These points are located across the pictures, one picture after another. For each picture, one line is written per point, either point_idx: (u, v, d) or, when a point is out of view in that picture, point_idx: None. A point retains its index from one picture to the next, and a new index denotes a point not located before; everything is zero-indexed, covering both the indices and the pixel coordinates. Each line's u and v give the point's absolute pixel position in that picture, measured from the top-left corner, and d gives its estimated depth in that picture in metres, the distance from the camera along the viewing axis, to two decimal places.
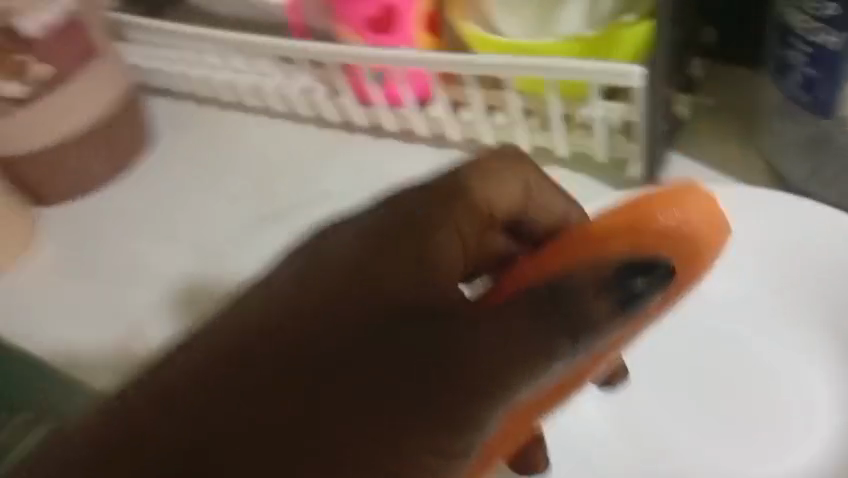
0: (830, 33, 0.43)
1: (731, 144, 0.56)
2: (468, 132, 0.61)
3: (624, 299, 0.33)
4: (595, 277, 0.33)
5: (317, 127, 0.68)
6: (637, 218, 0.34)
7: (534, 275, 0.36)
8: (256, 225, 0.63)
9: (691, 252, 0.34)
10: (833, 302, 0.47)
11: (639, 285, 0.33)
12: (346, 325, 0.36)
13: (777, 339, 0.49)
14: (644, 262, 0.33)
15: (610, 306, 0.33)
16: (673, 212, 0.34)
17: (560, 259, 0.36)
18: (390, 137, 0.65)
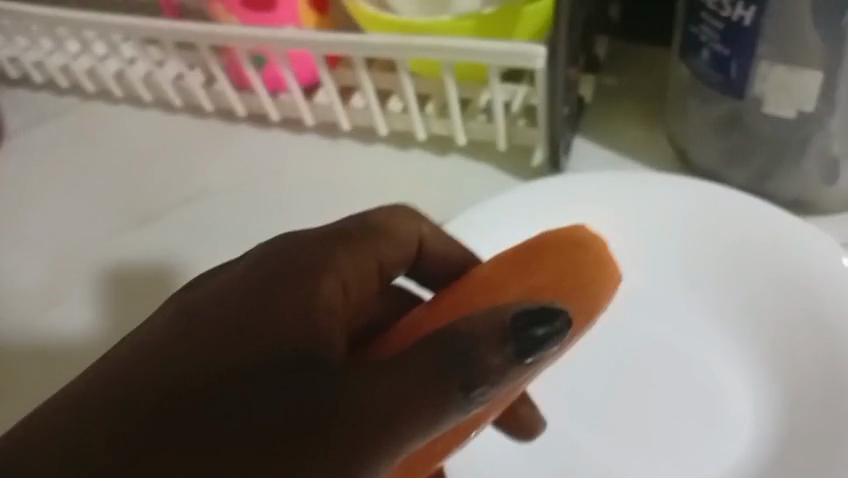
0: (744, 7, 0.40)
1: (635, 126, 0.53)
2: (362, 121, 0.55)
3: (528, 350, 0.26)
4: (488, 325, 0.26)
5: (193, 119, 0.60)
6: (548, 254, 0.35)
7: (427, 323, 0.33)
8: (127, 230, 0.56)
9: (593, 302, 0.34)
10: (756, 299, 0.43)
11: (540, 334, 0.26)
12: (179, 376, 0.29)
13: (701, 342, 0.44)
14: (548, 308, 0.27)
15: (506, 354, 0.26)
16: (583, 259, 0.35)
17: (459, 304, 0.34)
18: (275, 128, 0.58)
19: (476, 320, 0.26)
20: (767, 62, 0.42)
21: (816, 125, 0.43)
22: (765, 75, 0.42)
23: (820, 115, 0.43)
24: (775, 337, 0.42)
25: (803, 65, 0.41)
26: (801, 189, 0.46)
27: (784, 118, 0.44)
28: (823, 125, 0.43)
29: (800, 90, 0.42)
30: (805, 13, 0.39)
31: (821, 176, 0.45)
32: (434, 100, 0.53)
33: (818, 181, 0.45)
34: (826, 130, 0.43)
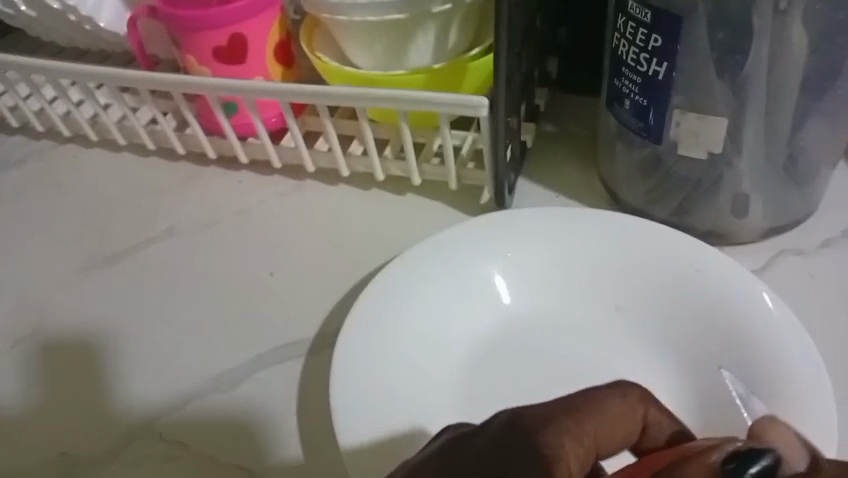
0: (658, 63, 0.46)
1: (570, 167, 0.59)
2: (326, 164, 0.60)
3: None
4: (701, 471, 0.25)
5: (164, 162, 0.64)
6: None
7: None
8: (93, 266, 0.57)
9: None
10: (663, 307, 0.47)
11: (754, 471, 0.25)
12: None
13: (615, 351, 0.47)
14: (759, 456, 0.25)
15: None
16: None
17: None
18: (243, 169, 0.63)
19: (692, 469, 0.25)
20: (679, 110, 0.47)
21: (724, 165, 0.49)
22: (677, 122, 0.48)
23: (727, 156, 0.49)
24: (679, 337, 0.46)
25: (710, 112, 0.47)
26: (715, 222, 0.52)
27: (696, 159, 0.49)
28: (730, 165, 0.49)
29: (709, 133, 0.47)
30: (709, 69, 0.45)
31: (732, 209, 0.51)
32: (389, 145, 0.58)
33: (730, 214, 0.51)
34: (733, 169, 0.49)
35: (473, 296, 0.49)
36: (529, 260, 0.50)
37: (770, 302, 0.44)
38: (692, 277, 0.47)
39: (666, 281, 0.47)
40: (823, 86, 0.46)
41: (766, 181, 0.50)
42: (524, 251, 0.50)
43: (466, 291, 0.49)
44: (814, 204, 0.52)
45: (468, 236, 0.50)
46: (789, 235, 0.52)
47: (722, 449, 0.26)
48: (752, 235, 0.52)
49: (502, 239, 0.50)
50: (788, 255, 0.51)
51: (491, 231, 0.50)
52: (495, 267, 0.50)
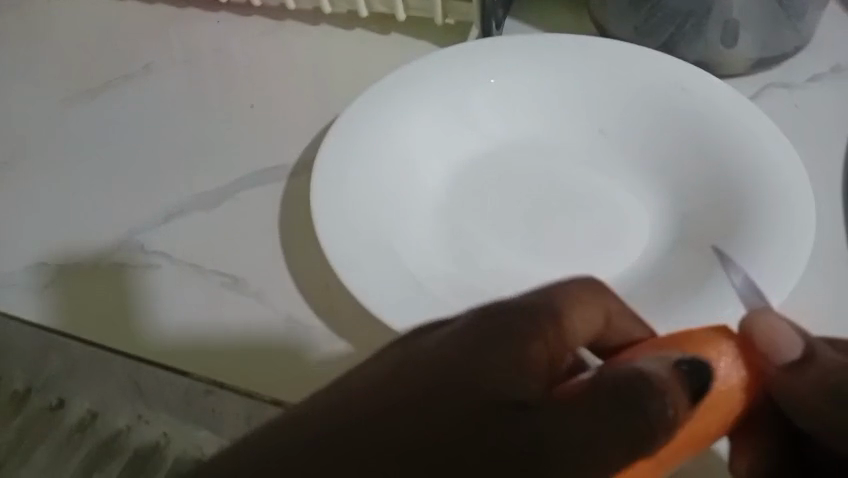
0: None
1: (560, 6, 0.57)
2: (309, 2, 0.58)
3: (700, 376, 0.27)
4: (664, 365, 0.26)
5: (144, 4, 0.62)
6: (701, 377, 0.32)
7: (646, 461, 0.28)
8: (75, 99, 0.58)
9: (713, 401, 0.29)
10: (648, 125, 0.47)
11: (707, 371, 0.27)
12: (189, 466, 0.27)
13: (603, 176, 0.47)
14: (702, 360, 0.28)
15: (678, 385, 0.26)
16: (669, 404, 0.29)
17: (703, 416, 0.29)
18: (224, 10, 0.61)
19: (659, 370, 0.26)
20: None
21: None
22: None
23: None
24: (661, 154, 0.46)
25: None
26: (703, 52, 0.51)
27: None
28: None
29: None
30: None
31: (721, 39, 0.50)
32: None
33: (719, 43, 0.50)
34: None
35: (461, 122, 0.49)
36: (519, 86, 0.49)
37: (753, 117, 0.44)
38: (676, 96, 0.46)
39: (653, 101, 0.47)
40: None
41: (756, 10, 0.49)
42: (513, 78, 0.49)
43: (453, 115, 0.48)
44: (805, 37, 0.51)
45: (452, 64, 0.49)
46: (778, 70, 0.52)
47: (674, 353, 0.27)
48: (740, 67, 0.51)
49: (492, 66, 0.49)
50: (775, 88, 0.51)
51: (480, 59, 0.49)
52: (484, 94, 0.49)
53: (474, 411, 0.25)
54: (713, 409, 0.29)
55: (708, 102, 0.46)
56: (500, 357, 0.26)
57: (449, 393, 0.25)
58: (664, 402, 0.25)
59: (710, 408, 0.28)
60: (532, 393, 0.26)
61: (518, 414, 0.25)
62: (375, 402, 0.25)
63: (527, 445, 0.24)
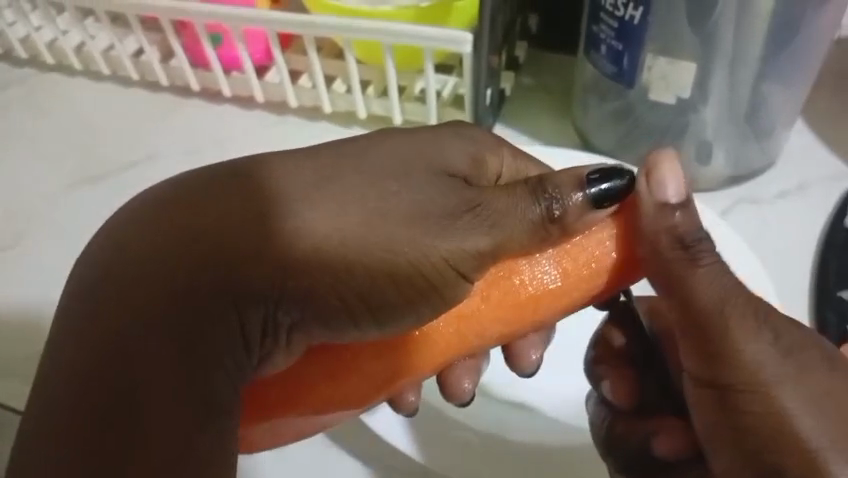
0: (634, 8, 0.48)
1: (548, 115, 0.61)
2: (309, 100, 0.61)
3: (602, 198, 0.35)
4: (571, 179, 0.34)
5: (149, 94, 0.65)
6: (588, 270, 0.37)
7: (555, 284, 0.37)
8: (74, 185, 0.60)
9: (572, 283, 0.37)
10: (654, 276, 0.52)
11: (608, 187, 0.35)
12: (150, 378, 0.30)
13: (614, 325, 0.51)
14: (614, 169, 0.35)
15: (539, 210, 0.34)
16: (567, 269, 0.37)
17: (575, 285, 0.37)
18: (226, 103, 0.63)
19: (595, 240, 0.37)
20: (651, 55, 0.50)
21: (691, 111, 0.52)
22: (648, 66, 0.50)
23: (693, 103, 0.52)
24: None
25: (680, 57, 0.49)
26: (678, 167, 0.54)
27: (664, 104, 0.52)
28: (696, 111, 0.52)
29: (676, 78, 0.50)
30: (680, 13, 0.47)
31: (696, 156, 0.54)
32: (373, 87, 0.60)
33: (693, 160, 0.54)
34: (698, 116, 0.52)
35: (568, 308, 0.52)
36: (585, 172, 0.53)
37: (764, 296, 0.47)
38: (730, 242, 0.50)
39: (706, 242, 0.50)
40: (790, 37, 0.48)
41: (728, 132, 0.53)
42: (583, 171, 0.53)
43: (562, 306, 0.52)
44: (773, 156, 0.55)
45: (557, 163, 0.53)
46: (748, 184, 0.55)
47: (590, 168, 0.35)
48: (713, 183, 0.55)
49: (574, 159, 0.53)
50: (746, 203, 0.54)
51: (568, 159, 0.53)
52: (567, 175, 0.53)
53: (296, 187, 0.31)
54: (492, 296, 0.36)
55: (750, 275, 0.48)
56: (311, 183, 0.31)
57: (339, 189, 0.31)
58: (548, 262, 0.36)
59: (488, 288, 0.36)
60: (355, 219, 0.31)
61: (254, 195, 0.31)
62: (198, 201, 0.31)
63: (258, 231, 0.30)
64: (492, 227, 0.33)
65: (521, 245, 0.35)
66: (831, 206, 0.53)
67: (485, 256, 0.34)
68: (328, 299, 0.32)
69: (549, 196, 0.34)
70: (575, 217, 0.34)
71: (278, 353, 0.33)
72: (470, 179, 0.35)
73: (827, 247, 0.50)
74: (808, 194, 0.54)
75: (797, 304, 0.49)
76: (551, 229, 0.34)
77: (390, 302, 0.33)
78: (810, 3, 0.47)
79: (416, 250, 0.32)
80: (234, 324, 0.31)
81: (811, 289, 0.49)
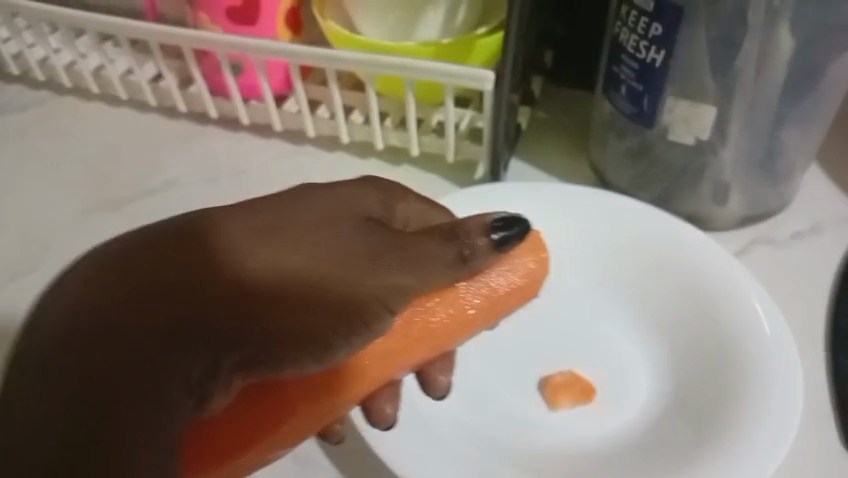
0: (657, 52, 0.49)
1: (563, 151, 0.61)
2: (327, 130, 0.61)
3: (504, 239, 0.35)
4: (477, 222, 0.34)
5: (166, 119, 0.66)
6: (499, 298, 0.40)
7: (466, 312, 0.39)
8: (91, 212, 0.60)
9: (484, 310, 0.39)
10: (637, 290, 0.52)
11: (515, 232, 0.35)
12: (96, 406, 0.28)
13: (608, 335, 0.51)
14: (514, 218, 0.36)
15: (451, 254, 0.34)
16: (482, 298, 0.39)
17: (484, 312, 0.40)
18: (243, 131, 0.64)
19: (499, 271, 0.40)
20: (672, 97, 0.50)
21: (709, 153, 0.52)
22: (669, 108, 0.51)
23: (712, 145, 0.52)
24: (666, 327, 0.50)
25: (701, 102, 0.50)
26: (694, 208, 0.55)
27: (683, 146, 0.53)
28: (714, 153, 0.52)
29: (697, 121, 0.51)
30: (702, 58, 0.48)
31: (713, 197, 0.54)
32: (392, 119, 0.60)
33: (710, 201, 0.54)
34: (716, 158, 0.53)
35: (552, 323, 0.52)
36: (536, 204, 0.53)
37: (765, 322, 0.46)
38: (703, 266, 0.50)
39: (679, 267, 0.51)
40: (810, 85, 0.49)
41: (745, 174, 0.53)
42: (535, 202, 0.53)
43: (546, 321, 0.52)
44: (787, 198, 0.56)
45: (508, 198, 0.53)
46: (763, 225, 0.56)
47: (492, 214, 0.36)
48: (727, 224, 0.55)
49: (527, 193, 0.54)
50: (761, 244, 0.55)
51: (522, 194, 0.53)
52: (518, 206, 0.53)
53: (240, 242, 0.30)
54: (412, 332, 0.38)
55: (717, 281, 0.49)
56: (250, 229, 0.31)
57: (288, 235, 0.31)
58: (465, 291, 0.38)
59: (407, 325, 0.37)
60: (292, 264, 0.30)
61: (203, 237, 0.30)
62: (138, 259, 0.30)
63: (204, 265, 0.29)
64: (413, 266, 0.33)
65: (441, 284, 0.35)
66: (845, 249, 0.54)
67: (410, 292, 0.33)
68: (267, 342, 0.29)
69: (460, 239, 0.34)
70: (484, 259, 0.34)
71: (226, 397, 0.30)
72: (386, 222, 0.35)
73: (843, 291, 0.51)
74: (823, 236, 0.54)
75: (811, 349, 0.49)
76: (465, 269, 0.34)
77: (332, 343, 0.30)
78: (829, 53, 0.48)
79: (354, 287, 0.31)
80: (189, 370, 0.28)
81: (828, 331, 0.49)
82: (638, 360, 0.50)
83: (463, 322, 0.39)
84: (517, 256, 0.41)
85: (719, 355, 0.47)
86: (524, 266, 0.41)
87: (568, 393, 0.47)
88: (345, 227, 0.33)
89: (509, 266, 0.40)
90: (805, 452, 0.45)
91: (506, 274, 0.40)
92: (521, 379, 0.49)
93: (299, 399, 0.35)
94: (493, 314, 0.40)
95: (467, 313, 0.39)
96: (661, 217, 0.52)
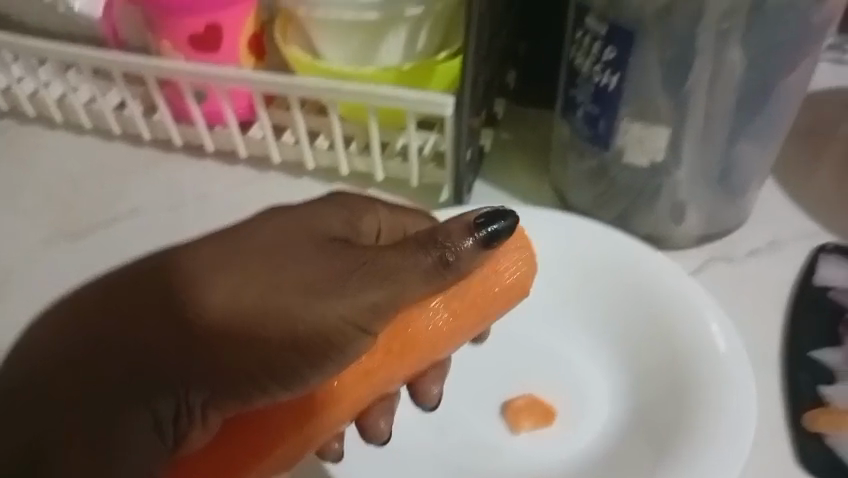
0: (611, 75, 0.50)
1: (526, 172, 0.62)
2: (292, 155, 0.62)
3: (491, 238, 0.33)
4: (460, 226, 0.33)
5: (130, 147, 0.66)
6: (481, 301, 0.40)
7: (450, 317, 0.39)
8: (55, 241, 0.59)
9: (467, 313, 0.40)
10: (593, 308, 0.53)
11: (499, 228, 0.33)
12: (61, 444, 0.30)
13: (566, 353, 0.52)
14: (499, 211, 0.34)
15: (430, 260, 0.32)
16: (463, 304, 0.39)
17: (468, 315, 0.40)
18: (208, 157, 0.64)
19: (484, 272, 0.39)
20: (627, 120, 0.52)
21: (665, 174, 0.54)
22: (625, 131, 0.52)
23: (668, 166, 0.53)
24: (623, 343, 0.51)
25: (655, 124, 0.51)
26: (653, 226, 0.56)
27: (640, 167, 0.54)
28: (671, 174, 0.54)
29: (652, 142, 0.52)
30: (655, 81, 0.49)
31: (671, 216, 0.55)
32: (356, 143, 0.61)
33: (669, 220, 0.55)
34: (673, 178, 0.54)
35: (510, 344, 0.52)
36: None
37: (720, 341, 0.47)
38: (659, 285, 0.51)
39: (634, 286, 0.52)
40: (760, 105, 0.51)
41: (701, 192, 0.54)
42: None
43: (503, 343, 0.52)
44: (744, 215, 0.57)
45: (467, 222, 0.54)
46: (721, 242, 0.57)
47: (476, 213, 0.34)
48: (686, 242, 0.56)
49: None
50: (719, 260, 0.56)
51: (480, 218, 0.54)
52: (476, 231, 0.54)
53: (199, 276, 0.31)
54: (394, 348, 0.38)
55: (674, 301, 0.50)
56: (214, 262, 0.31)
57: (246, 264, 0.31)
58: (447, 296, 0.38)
59: (392, 339, 0.38)
60: (251, 294, 0.31)
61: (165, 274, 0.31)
62: (95, 305, 0.30)
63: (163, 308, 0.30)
64: (386, 280, 0.32)
65: (419, 293, 0.33)
66: (801, 263, 0.55)
67: (381, 309, 0.33)
68: (231, 374, 0.31)
69: (442, 246, 0.33)
70: (469, 262, 0.33)
71: (194, 429, 0.32)
72: (353, 241, 0.34)
73: (799, 305, 0.52)
74: (779, 251, 0.56)
75: (769, 363, 0.50)
76: (448, 277, 0.33)
77: (295, 369, 0.32)
78: (777, 74, 0.49)
79: (314, 315, 0.31)
80: (148, 411, 0.30)
81: (785, 345, 0.51)
82: (595, 378, 0.51)
83: (449, 329, 0.39)
84: (498, 256, 0.40)
85: (675, 374, 0.48)
86: (507, 266, 0.40)
87: (530, 414, 0.48)
88: (307, 252, 0.32)
89: (492, 267, 0.40)
90: (765, 465, 0.46)
91: (491, 273, 0.40)
92: (481, 400, 0.50)
93: (284, 425, 0.36)
94: (478, 316, 0.40)
95: (449, 319, 0.39)
96: (617, 237, 0.53)
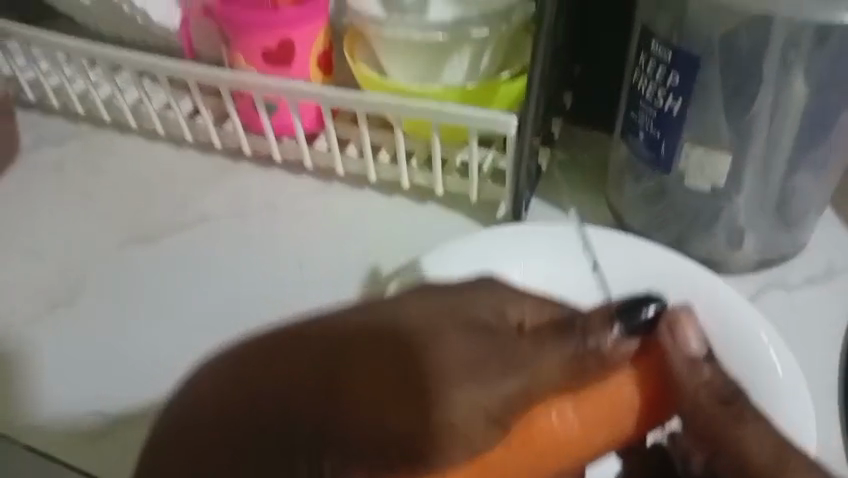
0: (674, 100, 0.50)
1: (582, 191, 0.63)
2: (355, 168, 0.64)
3: (632, 322, 0.31)
4: (601, 312, 0.32)
5: (199, 154, 0.69)
6: (625, 411, 0.32)
7: (593, 430, 0.32)
8: (127, 244, 0.62)
9: (607, 426, 0.32)
10: None
11: (645, 316, 0.32)
12: None
13: None
14: (643, 297, 0.32)
15: (566, 348, 0.31)
16: (604, 414, 0.32)
17: (611, 428, 0.32)
18: (274, 167, 0.67)
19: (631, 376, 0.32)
20: (689, 145, 0.52)
21: (724, 198, 0.54)
22: (686, 156, 0.53)
23: (727, 190, 0.54)
24: None
25: (716, 149, 0.52)
26: (710, 250, 0.56)
27: (699, 191, 0.54)
28: (730, 199, 0.54)
29: (713, 168, 0.52)
30: (718, 107, 0.50)
31: (728, 240, 0.56)
32: (417, 158, 0.63)
33: (725, 244, 0.56)
34: (732, 203, 0.54)
35: None
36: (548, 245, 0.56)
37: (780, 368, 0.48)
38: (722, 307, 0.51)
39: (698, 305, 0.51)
40: (823, 134, 0.51)
41: (759, 218, 0.55)
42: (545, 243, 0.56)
43: None
44: (802, 242, 0.57)
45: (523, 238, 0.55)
46: (778, 269, 0.57)
47: (620, 301, 0.32)
48: (742, 267, 0.57)
49: (539, 234, 0.56)
50: (774, 287, 0.56)
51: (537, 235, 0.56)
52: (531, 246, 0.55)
53: (325, 352, 0.30)
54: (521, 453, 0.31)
55: (735, 321, 0.50)
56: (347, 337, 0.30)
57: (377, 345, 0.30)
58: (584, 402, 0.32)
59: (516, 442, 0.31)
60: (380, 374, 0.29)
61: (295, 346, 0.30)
62: (234, 371, 0.30)
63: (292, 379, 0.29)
64: (515, 369, 0.30)
65: (555, 382, 0.31)
66: None
67: (514, 401, 0.30)
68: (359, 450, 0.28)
69: (579, 331, 0.31)
70: (614, 353, 0.31)
71: None
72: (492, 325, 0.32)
73: None
74: (836, 280, 0.56)
75: (826, 391, 0.50)
76: (588, 362, 0.31)
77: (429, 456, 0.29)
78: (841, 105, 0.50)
79: (450, 399, 0.29)
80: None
81: (841, 374, 0.51)
82: None
83: (590, 439, 0.32)
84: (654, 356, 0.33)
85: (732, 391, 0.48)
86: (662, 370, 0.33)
87: None
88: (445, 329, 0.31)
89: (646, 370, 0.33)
90: None
91: (646, 379, 0.32)
92: None
93: None
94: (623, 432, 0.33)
95: (590, 428, 0.32)
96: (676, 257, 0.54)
